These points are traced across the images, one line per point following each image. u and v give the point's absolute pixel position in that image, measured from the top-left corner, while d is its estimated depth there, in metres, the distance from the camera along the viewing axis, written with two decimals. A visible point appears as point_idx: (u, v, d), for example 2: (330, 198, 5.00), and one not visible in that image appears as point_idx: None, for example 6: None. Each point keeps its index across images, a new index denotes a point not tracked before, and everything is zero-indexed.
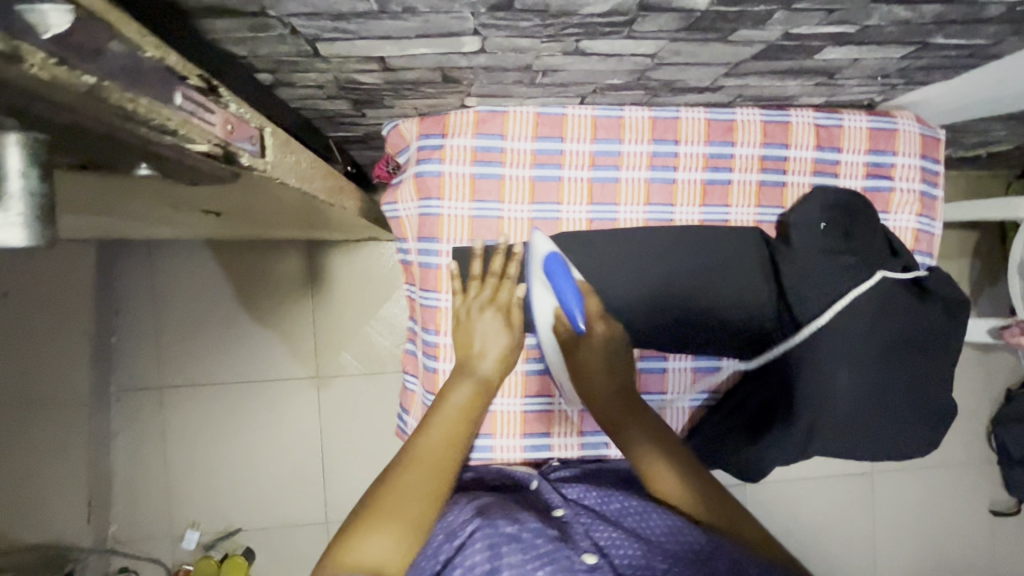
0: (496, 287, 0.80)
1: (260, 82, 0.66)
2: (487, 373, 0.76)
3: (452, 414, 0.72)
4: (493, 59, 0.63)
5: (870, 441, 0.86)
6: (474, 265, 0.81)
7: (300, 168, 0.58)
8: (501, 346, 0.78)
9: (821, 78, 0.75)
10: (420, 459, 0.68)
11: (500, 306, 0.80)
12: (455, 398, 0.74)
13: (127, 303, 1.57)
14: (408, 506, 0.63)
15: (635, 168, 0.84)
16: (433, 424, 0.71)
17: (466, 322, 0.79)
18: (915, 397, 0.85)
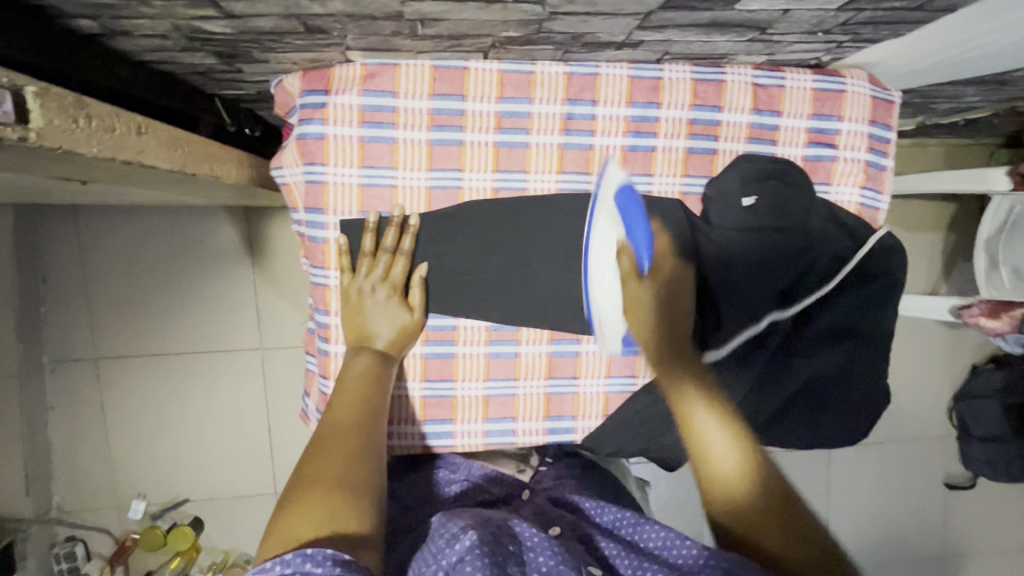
0: (390, 263, 0.73)
1: (85, 29, 0.56)
2: (385, 351, 0.72)
3: (356, 378, 0.68)
4: (351, 4, 0.54)
5: (796, 430, 0.83)
6: (364, 240, 0.73)
7: (115, 135, 0.50)
8: (398, 324, 0.73)
9: (752, 32, 0.66)
10: (335, 430, 0.62)
11: (391, 284, 0.74)
12: (354, 368, 0.70)
13: (55, 272, 1.50)
14: (338, 469, 0.57)
15: (546, 132, 0.75)
16: (338, 401, 0.66)
17: (356, 304, 0.73)
18: (841, 384, 0.82)
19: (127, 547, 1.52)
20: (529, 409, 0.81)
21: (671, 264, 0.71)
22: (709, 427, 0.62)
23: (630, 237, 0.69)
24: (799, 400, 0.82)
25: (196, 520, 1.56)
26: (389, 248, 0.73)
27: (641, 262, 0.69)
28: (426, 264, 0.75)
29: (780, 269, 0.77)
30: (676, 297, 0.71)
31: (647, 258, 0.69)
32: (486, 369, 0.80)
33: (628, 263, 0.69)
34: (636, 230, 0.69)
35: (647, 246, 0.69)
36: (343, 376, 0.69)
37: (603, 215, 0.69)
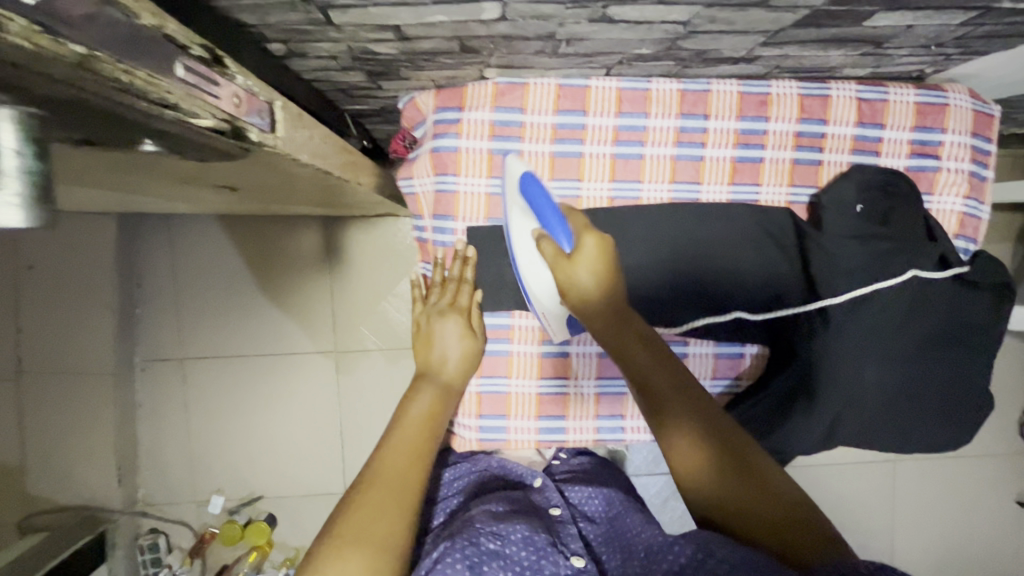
0: (456, 292, 0.81)
1: (272, 52, 0.63)
2: (448, 381, 0.77)
3: (415, 418, 0.71)
4: (513, 27, 0.60)
5: (914, 433, 0.84)
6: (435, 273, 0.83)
7: (314, 144, 0.56)
8: (460, 352, 0.78)
9: (869, 46, 0.69)
10: (378, 474, 0.63)
11: (456, 309, 0.80)
12: (418, 401, 0.74)
13: (148, 276, 1.60)
14: (359, 519, 0.58)
15: (660, 144, 0.80)
16: (397, 432, 0.69)
17: (427, 330, 0.81)
18: (957, 385, 0.83)
19: (206, 540, 1.58)
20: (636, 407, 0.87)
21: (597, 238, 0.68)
22: (678, 434, 0.63)
23: (543, 224, 0.69)
24: (920, 405, 0.82)
25: (270, 516, 1.61)
26: (458, 277, 0.81)
27: (562, 244, 0.67)
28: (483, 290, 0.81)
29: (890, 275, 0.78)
30: (610, 261, 0.68)
31: (568, 240, 0.67)
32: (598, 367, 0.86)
33: (551, 247, 0.67)
34: (545, 212, 0.68)
35: (561, 225, 0.67)
36: (405, 408, 0.73)
37: (512, 204, 0.74)
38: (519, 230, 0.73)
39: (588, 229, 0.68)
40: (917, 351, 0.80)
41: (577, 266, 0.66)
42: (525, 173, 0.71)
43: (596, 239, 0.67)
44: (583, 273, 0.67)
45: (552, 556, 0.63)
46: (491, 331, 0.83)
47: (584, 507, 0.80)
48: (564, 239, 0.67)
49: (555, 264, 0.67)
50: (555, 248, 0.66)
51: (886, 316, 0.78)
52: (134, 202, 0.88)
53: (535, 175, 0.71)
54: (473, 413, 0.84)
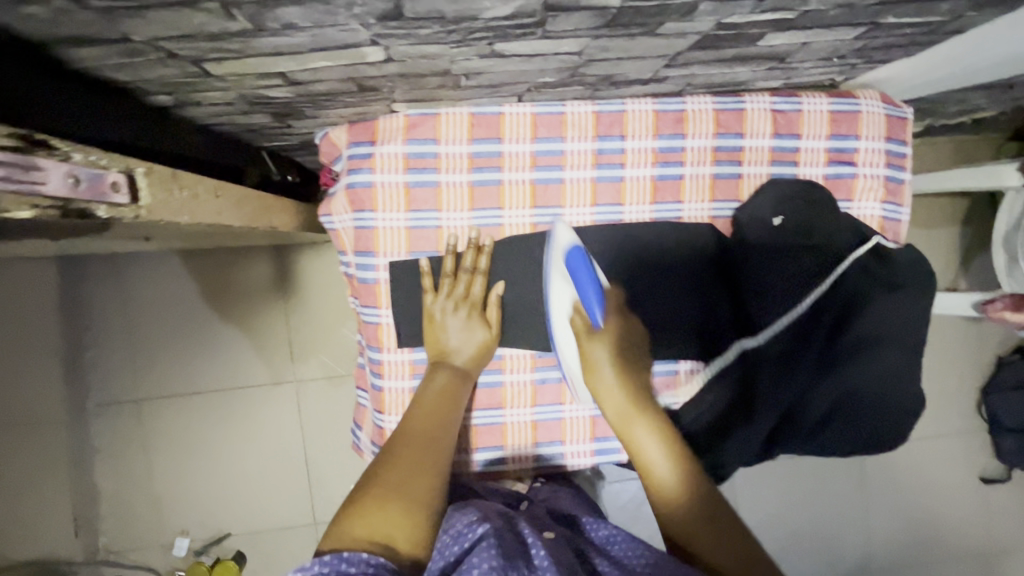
0: (470, 282, 0.78)
1: (159, 103, 0.61)
2: (464, 367, 0.77)
3: (432, 396, 0.72)
4: (404, 66, 0.59)
5: (843, 433, 0.85)
6: (445, 261, 0.78)
7: (198, 201, 0.54)
8: (477, 341, 0.77)
9: (772, 62, 0.70)
10: (407, 441, 0.66)
11: (475, 300, 0.79)
12: (436, 383, 0.74)
13: (95, 318, 1.55)
14: (403, 482, 0.60)
15: (579, 167, 0.79)
16: (416, 411, 0.70)
17: (437, 322, 0.77)
18: (881, 384, 0.83)
19: None
20: (576, 433, 0.85)
21: (620, 321, 0.73)
22: (649, 446, 0.67)
23: (581, 297, 0.72)
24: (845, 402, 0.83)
25: (239, 555, 1.57)
26: (478, 269, 0.78)
27: (592, 319, 0.71)
28: (502, 282, 0.80)
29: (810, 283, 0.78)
30: (629, 347, 0.73)
31: (599, 314, 0.70)
32: (533, 395, 0.83)
33: (581, 322, 0.72)
34: (584, 286, 0.71)
35: (597, 301, 0.70)
36: (423, 390, 0.73)
37: (557, 274, 0.74)
38: (559, 301, 0.74)
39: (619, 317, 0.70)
40: (843, 351, 0.81)
41: (597, 344, 0.71)
42: (571, 247, 0.72)
43: (620, 320, 0.73)
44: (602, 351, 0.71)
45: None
46: (420, 366, 0.81)
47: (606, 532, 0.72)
48: (596, 314, 0.70)
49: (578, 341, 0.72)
50: (586, 321, 0.71)
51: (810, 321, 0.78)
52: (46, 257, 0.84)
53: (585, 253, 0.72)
54: None
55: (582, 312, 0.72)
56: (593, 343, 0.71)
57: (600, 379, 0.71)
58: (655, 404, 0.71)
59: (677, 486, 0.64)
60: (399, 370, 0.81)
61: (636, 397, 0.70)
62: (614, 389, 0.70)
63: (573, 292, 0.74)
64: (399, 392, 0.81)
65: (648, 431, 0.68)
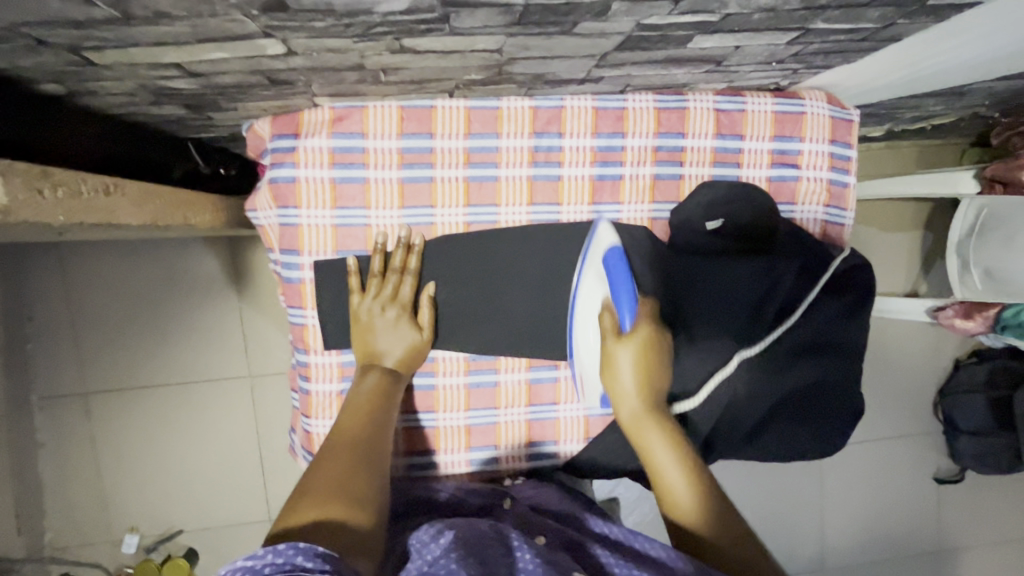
0: (399, 283, 0.75)
1: (49, 92, 0.57)
2: (394, 369, 0.74)
3: (362, 397, 0.69)
4: (312, 60, 0.55)
5: (771, 438, 0.85)
6: (373, 261, 0.75)
7: (82, 200, 0.51)
8: (406, 343, 0.74)
9: (709, 65, 0.67)
10: (340, 443, 0.62)
11: (405, 302, 0.75)
12: (367, 384, 0.71)
13: (39, 309, 1.50)
14: (340, 479, 0.57)
15: (515, 165, 0.77)
16: (346, 413, 0.67)
17: (366, 325, 0.74)
18: (808, 390, 0.84)
19: None
20: (512, 437, 0.83)
21: (655, 329, 0.69)
22: (664, 459, 0.65)
23: (613, 296, 0.70)
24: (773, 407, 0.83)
25: (190, 551, 1.55)
26: (408, 268, 0.76)
27: (622, 321, 0.69)
28: (433, 283, 0.77)
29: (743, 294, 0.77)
30: (659, 355, 0.69)
31: (629, 319, 0.68)
32: (466, 399, 0.81)
33: (610, 322, 0.69)
34: (619, 280, 0.69)
35: (630, 308, 0.68)
36: (353, 394, 0.70)
37: (591, 270, 0.74)
38: (590, 297, 0.73)
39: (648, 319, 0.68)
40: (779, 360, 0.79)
41: (623, 347, 0.67)
42: (611, 248, 0.71)
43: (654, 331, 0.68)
44: (627, 360, 0.67)
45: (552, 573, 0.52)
46: (348, 369, 0.78)
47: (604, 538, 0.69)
48: (626, 320, 0.68)
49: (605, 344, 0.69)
50: (614, 324, 0.69)
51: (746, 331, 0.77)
52: None
53: (624, 251, 0.72)
54: None
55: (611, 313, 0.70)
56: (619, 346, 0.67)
57: (616, 383, 0.68)
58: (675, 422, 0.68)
59: (696, 497, 0.63)
60: (326, 373, 0.78)
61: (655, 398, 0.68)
62: (632, 396, 0.67)
63: (606, 290, 0.72)
64: (326, 395, 0.78)
65: (661, 441, 0.66)
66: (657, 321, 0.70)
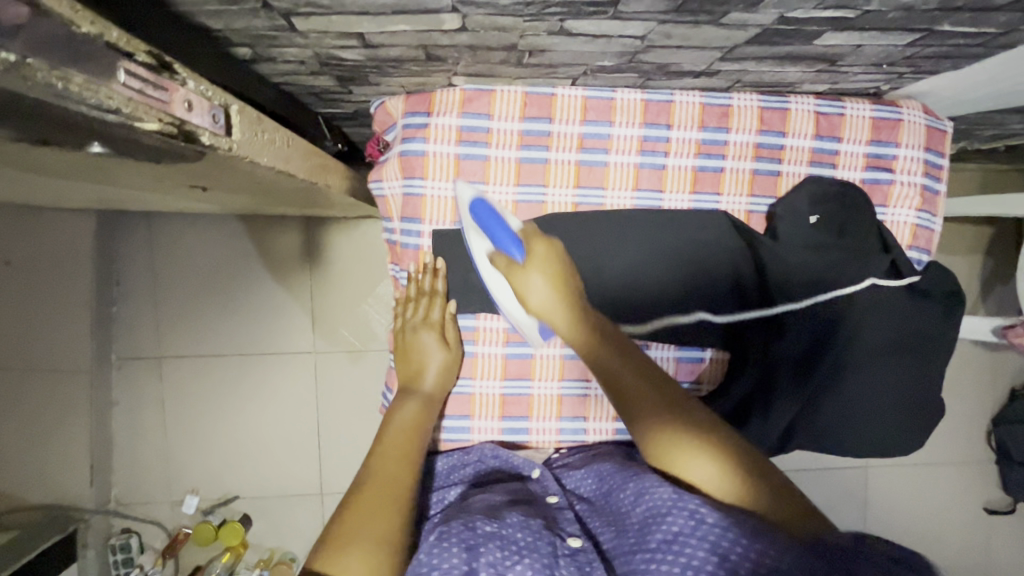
0: (428, 305, 0.82)
1: (238, 55, 0.64)
2: (430, 392, 0.79)
3: (401, 427, 0.74)
4: (475, 37, 0.61)
5: (854, 435, 0.87)
6: (409, 287, 0.83)
7: (275, 147, 0.57)
8: (438, 362, 0.80)
9: (822, 64, 0.72)
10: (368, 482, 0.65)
11: (433, 324, 0.81)
12: (401, 412, 0.75)
13: (127, 274, 1.60)
14: (375, 522, 0.61)
15: (624, 152, 0.82)
16: (383, 441, 0.72)
17: (404, 344, 0.82)
18: (893, 392, 0.85)
19: (179, 540, 1.58)
20: (600, 411, 0.87)
21: (541, 241, 0.74)
22: (645, 428, 0.64)
23: (496, 242, 0.75)
24: (857, 404, 0.86)
25: (245, 517, 1.61)
26: (434, 290, 0.82)
27: (513, 254, 0.73)
28: (454, 301, 0.83)
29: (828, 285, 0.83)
30: (565, 275, 0.73)
31: (516, 247, 0.73)
32: (561, 370, 0.86)
33: (505, 260, 0.74)
34: (497, 232, 0.75)
35: (511, 239, 0.74)
36: (389, 419, 0.75)
37: (472, 230, 0.79)
38: (478, 249, 0.78)
39: (537, 235, 0.74)
40: (855, 354, 0.84)
41: (530, 270, 0.72)
42: (475, 199, 0.76)
43: (546, 245, 0.74)
44: (536, 279, 0.72)
45: (547, 537, 0.60)
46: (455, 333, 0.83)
47: (579, 490, 0.75)
48: (513, 248, 0.73)
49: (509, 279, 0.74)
50: (507, 258, 0.74)
51: (824, 329, 0.83)
52: (106, 198, 0.88)
53: (485, 200, 0.77)
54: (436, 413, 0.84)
55: (500, 255, 0.75)
56: (523, 272, 0.72)
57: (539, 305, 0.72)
58: (660, 382, 0.66)
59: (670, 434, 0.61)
60: None
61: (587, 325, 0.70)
62: (558, 315, 0.71)
63: (489, 242, 0.77)
64: None
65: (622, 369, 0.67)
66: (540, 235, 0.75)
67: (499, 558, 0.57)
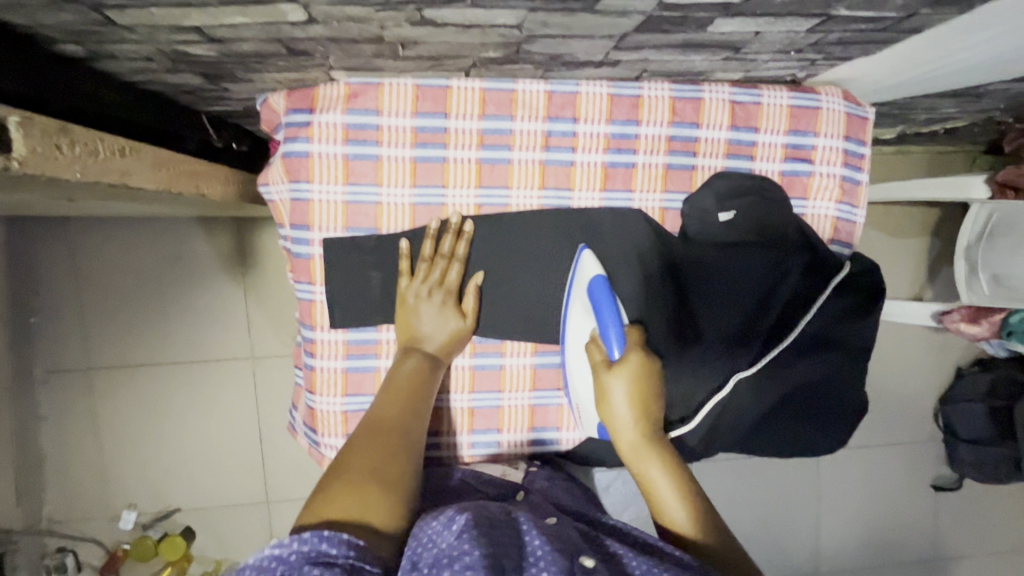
0: (446, 269, 0.76)
1: (70, 53, 0.57)
2: (434, 355, 0.74)
3: (403, 378, 0.70)
4: (332, 29, 0.55)
5: (775, 436, 0.86)
6: (424, 246, 0.76)
7: (97, 158, 0.51)
8: (449, 330, 0.75)
9: (727, 52, 0.67)
10: (374, 426, 0.63)
11: (450, 288, 0.76)
12: (406, 367, 0.71)
13: (45, 283, 1.50)
14: (375, 467, 0.57)
15: (528, 149, 0.77)
16: (386, 397, 0.67)
17: (409, 307, 0.75)
18: (811, 390, 0.84)
19: (117, 558, 1.51)
20: (515, 421, 0.83)
21: (645, 358, 0.71)
22: (662, 484, 0.65)
23: (599, 325, 0.74)
24: (781, 403, 0.83)
25: (188, 530, 1.55)
26: (456, 254, 0.76)
27: (610, 352, 0.72)
28: (482, 272, 0.78)
29: (742, 283, 0.80)
30: (652, 401, 0.69)
31: (617, 348, 0.71)
32: (472, 381, 0.81)
33: (599, 356, 0.72)
34: (608, 318, 0.73)
35: (618, 339, 0.72)
36: (393, 376, 0.70)
37: (576, 299, 0.77)
38: (575, 327, 0.76)
39: (637, 349, 0.71)
40: (780, 352, 0.81)
41: (615, 377, 0.69)
42: (595, 279, 0.75)
43: (641, 359, 0.70)
44: (618, 389, 0.69)
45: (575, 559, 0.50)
46: (356, 347, 0.79)
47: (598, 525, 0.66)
48: (614, 349, 0.72)
49: (595, 373, 0.71)
50: (603, 355, 0.72)
51: (744, 331, 0.80)
52: None
53: (606, 281, 0.76)
54: (338, 433, 0.79)
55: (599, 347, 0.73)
56: (609, 377, 0.69)
57: (613, 414, 0.69)
58: (669, 443, 0.68)
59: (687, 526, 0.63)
60: (332, 350, 0.78)
61: (651, 425, 0.69)
62: (630, 429, 0.68)
63: (591, 322, 0.75)
64: (330, 372, 0.79)
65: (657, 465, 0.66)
66: (646, 350, 0.72)
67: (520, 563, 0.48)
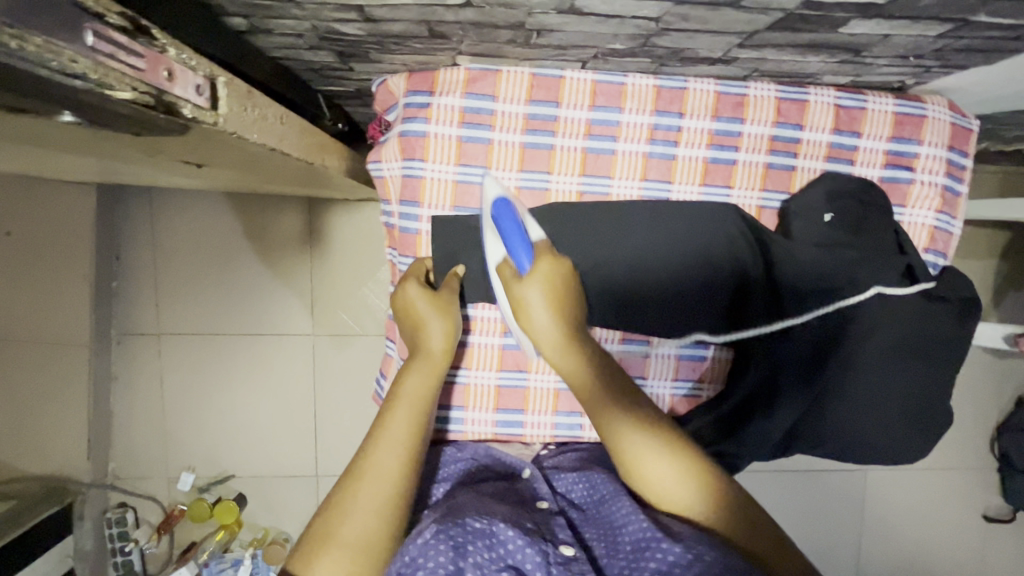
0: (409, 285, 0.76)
1: (234, 26, 0.62)
2: (437, 355, 0.71)
3: (407, 401, 0.66)
4: (481, 13, 0.58)
5: (835, 441, 0.86)
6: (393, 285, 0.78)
7: (267, 122, 0.55)
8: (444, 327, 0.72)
9: (846, 54, 0.69)
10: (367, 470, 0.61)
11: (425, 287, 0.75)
12: (406, 382, 0.68)
13: (127, 250, 1.58)
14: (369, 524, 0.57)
15: (633, 141, 0.79)
16: (383, 424, 0.65)
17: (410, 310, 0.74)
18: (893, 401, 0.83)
19: (174, 517, 1.58)
20: None
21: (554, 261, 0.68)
22: (660, 471, 0.61)
23: (507, 247, 0.70)
24: (861, 410, 0.83)
25: (241, 496, 1.61)
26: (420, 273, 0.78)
27: (520, 262, 0.68)
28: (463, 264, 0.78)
29: (834, 284, 0.80)
30: (567, 288, 0.68)
31: (525, 258, 0.68)
32: None
33: (510, 271, 0.69)
34: (512, 237, 0.69)
35: (524, 248, 0.68)
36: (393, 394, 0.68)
37: (488, 227, 0.74)
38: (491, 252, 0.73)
39: (544, 252, 0.68)
40: (861, 357, 0.81)
41: (529, 286, 0.66)
42: (498, 199, 0.71)
43: (551, 262, 0.67)
44: (536, 296, 0.66)
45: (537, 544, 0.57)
46: None
47: (571, 493, 0.73)
48: (523, 260, 0.68)
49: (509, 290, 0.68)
50: (514, 270, 0.69)
51: (832, 333, 0.81)
52: (100, 171, 0.86)
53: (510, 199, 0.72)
54: None
55: (508, 265, 0.70)
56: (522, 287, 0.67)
57: (533, 321, 0.66)
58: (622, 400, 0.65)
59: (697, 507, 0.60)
60: None
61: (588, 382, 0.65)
62: (549, 332, 0.66)
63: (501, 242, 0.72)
64: None
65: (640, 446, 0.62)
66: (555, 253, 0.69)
67: (485, 560, 0.54)
